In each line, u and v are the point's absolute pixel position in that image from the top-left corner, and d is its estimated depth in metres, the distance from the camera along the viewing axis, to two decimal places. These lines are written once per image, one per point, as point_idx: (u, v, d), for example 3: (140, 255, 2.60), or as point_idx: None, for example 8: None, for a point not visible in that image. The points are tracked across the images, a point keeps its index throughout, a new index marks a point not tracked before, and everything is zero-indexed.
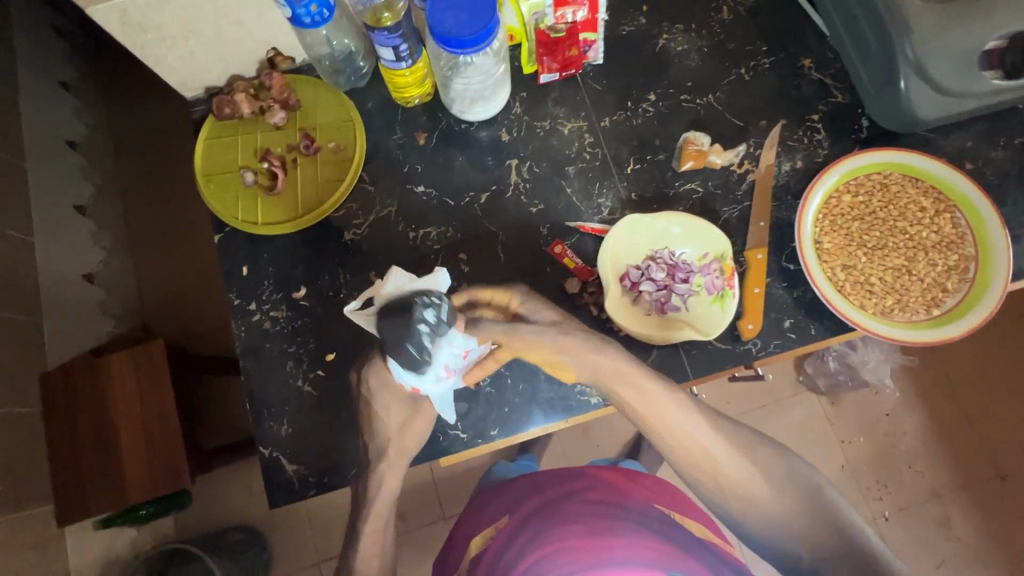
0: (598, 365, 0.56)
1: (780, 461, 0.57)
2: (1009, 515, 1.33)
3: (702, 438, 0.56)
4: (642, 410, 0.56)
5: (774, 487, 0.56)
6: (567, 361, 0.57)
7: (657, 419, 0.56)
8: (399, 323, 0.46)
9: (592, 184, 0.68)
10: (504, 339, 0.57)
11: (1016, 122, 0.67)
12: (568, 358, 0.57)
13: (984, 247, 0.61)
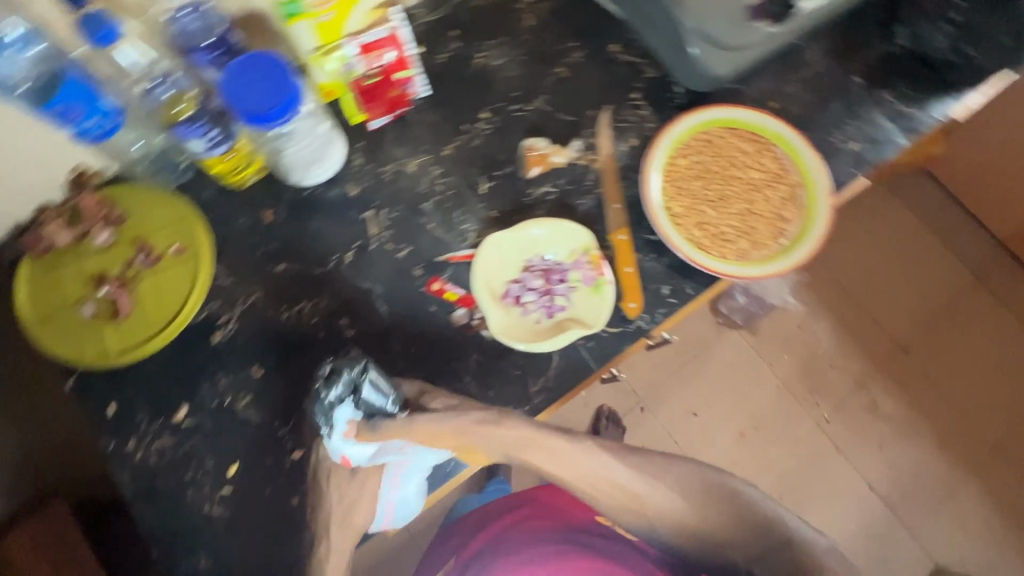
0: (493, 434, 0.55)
1: (691, 469, 0.58)
2: (915, 380, 1.59)
3: (613, 474, 0.57)
4: (548, 461, 0.56)
5: (683, 498, 0.57)
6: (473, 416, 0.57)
7: (559, 469, 0.57)
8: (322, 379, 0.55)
9: (452, 214, 0.68)
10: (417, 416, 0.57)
11: (798, 58, 0.76)
12: (477, 440, 0.55)
13: (806, 174, 0.68)
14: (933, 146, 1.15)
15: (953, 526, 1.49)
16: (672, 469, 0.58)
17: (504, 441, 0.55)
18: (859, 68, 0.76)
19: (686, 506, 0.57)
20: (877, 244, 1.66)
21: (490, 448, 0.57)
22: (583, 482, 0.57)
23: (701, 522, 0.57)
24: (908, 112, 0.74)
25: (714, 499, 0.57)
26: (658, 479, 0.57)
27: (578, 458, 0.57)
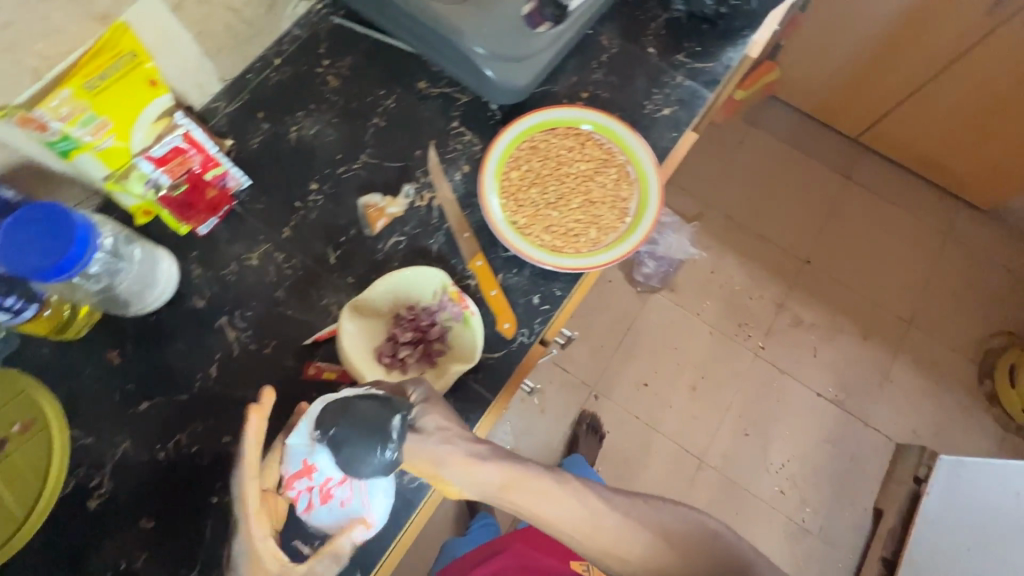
0: (478, 473, 0.57)
1: (678, 513, 0.63)
2: (824, 283, 1.71)
3: (605, 522, 0.60)
4: (535, 503, 0.59)
5: (672, 543, 0.61)
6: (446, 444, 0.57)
7: (545, 509, 0.59)
8: (371, 435, 0.48)
9: (308, 293, 0.67)
10: None
11: (593, 45, 0.80)
12: (452, 472, 0.57)
13: (628, 151, 0.72)
14: None
15: (898, 403, 1.60)
16: (661, 515, 0.63)
17: (492, 485, 0.58)
18: (651, 40, 0.81)
19: (675, 552, 0.61)
20: (750, 175, 1.80)
21: (468, 483, 0.58)
22: (572, 528, 0.59)
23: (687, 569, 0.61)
24: (705, 67, 0.80)
25: (696, 540, 0.63)
26: (650, 528, 0.61)
27: (570, 505, 0.59)
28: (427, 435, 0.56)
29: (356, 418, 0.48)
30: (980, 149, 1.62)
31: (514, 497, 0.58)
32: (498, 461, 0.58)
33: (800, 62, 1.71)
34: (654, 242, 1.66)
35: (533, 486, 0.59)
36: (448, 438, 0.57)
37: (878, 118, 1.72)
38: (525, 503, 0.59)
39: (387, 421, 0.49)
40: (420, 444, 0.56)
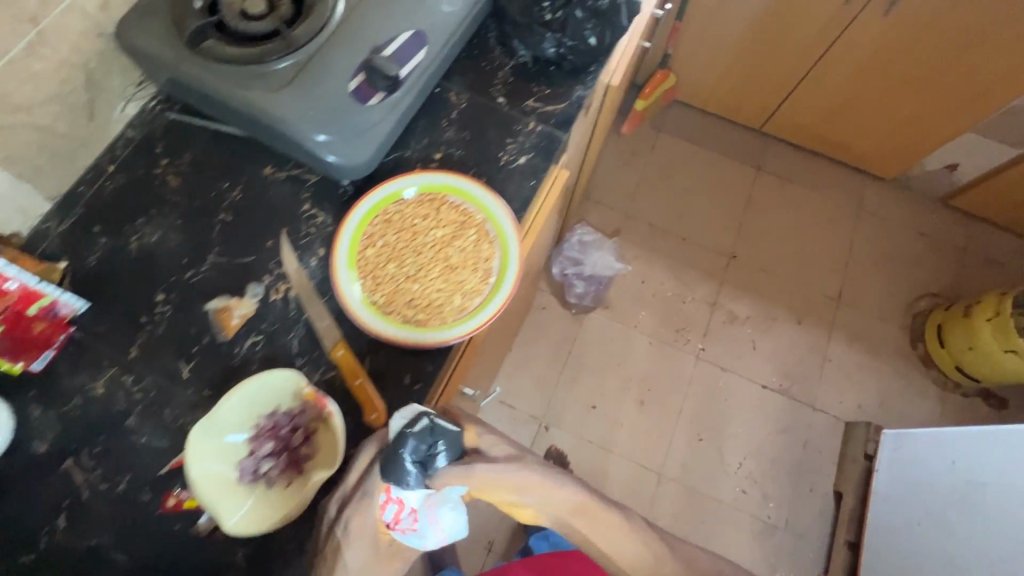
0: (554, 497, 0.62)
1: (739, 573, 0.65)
2: (753, 275, 1.73)
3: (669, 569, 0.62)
4: (599, 537, 0.62)
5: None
6: (524, 474, 0.62)
7: (611, 544, 0.62)
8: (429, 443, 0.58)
9: (163, 415, 0.62)
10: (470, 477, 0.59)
11: (441, 103, 0.79)
12: (530, 497, 0.61)
13: (483, 209, 0.70)
14: None
15: (840, 381, 1.63)
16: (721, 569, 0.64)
17: (565, 510, 0.62)
18: (499, 89, 0.80)
19: None
20: (664, 181, 1.83)
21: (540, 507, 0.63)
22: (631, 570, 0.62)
23: None
24: (556, 108, 0.79)
25: None
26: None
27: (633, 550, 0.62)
28: (507, 466, 0.60)
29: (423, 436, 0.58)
30: (870, 125, 1.68)
31: (582, 528, 0.62)
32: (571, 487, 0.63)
33: (692, 66, 1.76)
34: (580, 262, 1.66)
35: (596, 514, 0.63)
36: (528, 467, 0.62)
37: (775, 107, 1.78)
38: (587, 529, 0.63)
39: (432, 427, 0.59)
40: (504, 471, 0.61)
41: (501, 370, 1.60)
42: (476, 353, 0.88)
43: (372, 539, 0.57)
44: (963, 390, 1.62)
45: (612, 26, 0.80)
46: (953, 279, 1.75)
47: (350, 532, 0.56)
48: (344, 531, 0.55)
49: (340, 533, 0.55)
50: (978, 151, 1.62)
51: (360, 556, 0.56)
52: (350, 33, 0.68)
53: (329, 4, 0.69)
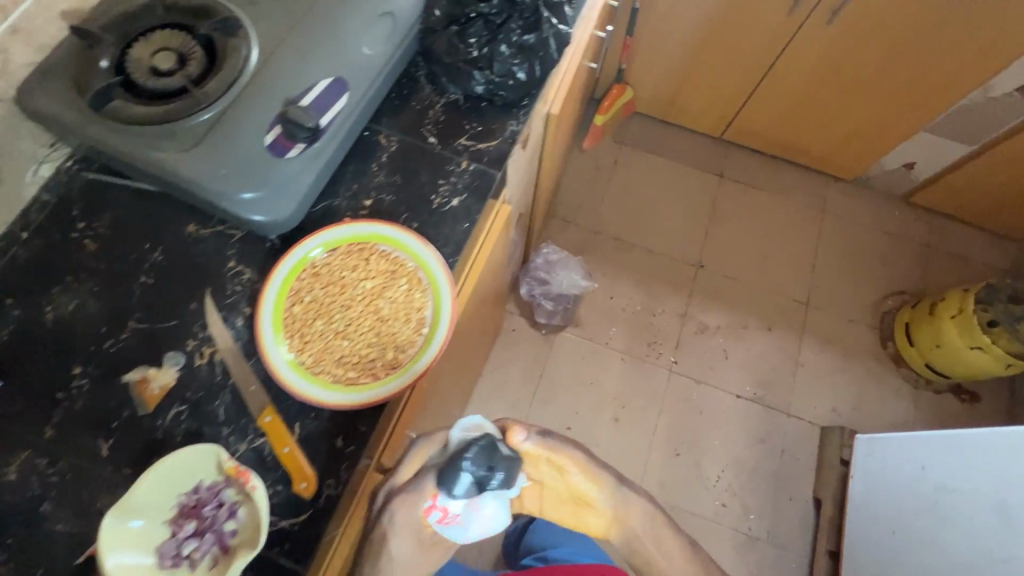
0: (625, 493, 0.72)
1: None
2: (721, 284, 1.73)
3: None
4: (651, 541, 0.71)
5: None
6: (601, 470, 0.71)
7: (660, 551, 0.71)
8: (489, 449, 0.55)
9: (81, 499, 0.59)
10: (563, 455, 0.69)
11: (371, 146, 0.77)
12: (603, 493, 0.71)
13: (414, 257, 0.68)
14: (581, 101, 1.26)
15: (814, 385, 1.62)
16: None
17: (631, 509, 0.71)
18: (429, 129, 0.79)
19: None
20: (629, 194, 1.83)
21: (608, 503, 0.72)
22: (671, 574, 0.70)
23: None
24: (488, 145, 0.78)
25: None
26: None
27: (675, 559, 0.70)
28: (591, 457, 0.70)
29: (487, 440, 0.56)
30: (826, 128, 1.69)
31: (638, 531, 0.71)
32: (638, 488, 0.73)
33: (647, 79, 1.76)
34: (548, 281, 1.63)
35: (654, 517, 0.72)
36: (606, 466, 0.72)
37: (733, 115, 1.78)
38: (646, 532, 0.71)
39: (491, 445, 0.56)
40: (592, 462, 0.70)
41: (473, 396, 1.58)
42: (428, 398, 0.86)
43: (417, 531, 0.58)
44: (935, 386, 1.62)
45: (541, 58, 0.79)
46: (919, 276, 1.76)
47: (396, 524, 0.56)
48: (388, 520, 0.56)
49: (386, 524, 0.56)
50: (933, 149, 1.63)
51: (405, 546, 0.57)
52: (263, 85, 0.67)
53: (242, 53, 0.67)
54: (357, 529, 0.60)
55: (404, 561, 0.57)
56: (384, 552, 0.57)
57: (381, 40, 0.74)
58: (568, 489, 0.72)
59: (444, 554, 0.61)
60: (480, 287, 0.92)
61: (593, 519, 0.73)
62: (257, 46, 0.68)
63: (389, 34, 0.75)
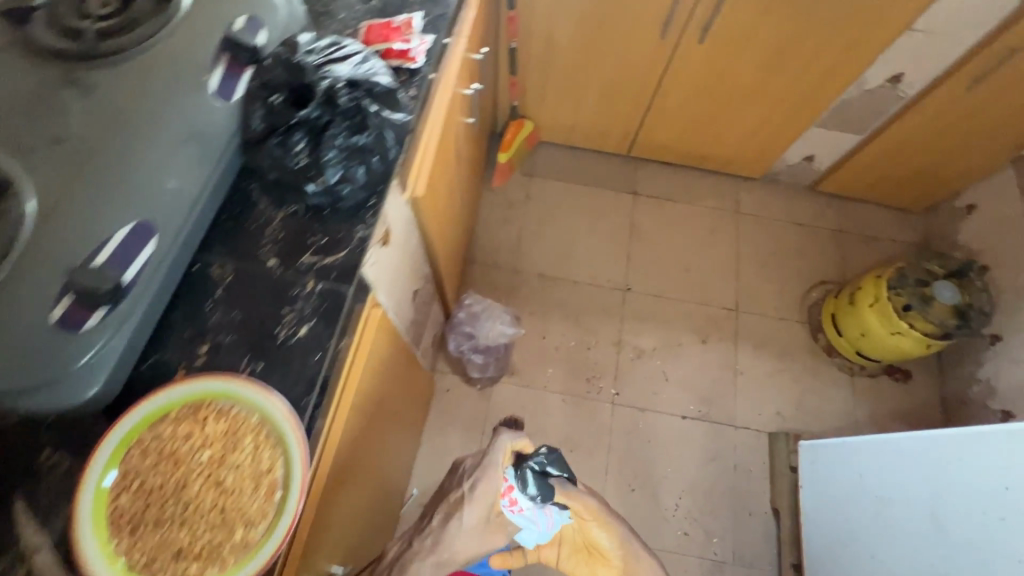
0: (635, 554, 0.95)
1: None
2: (651, 304, 1.71)
3: None
4: None
5: None
6: (619, 530, 0.95)
7: None
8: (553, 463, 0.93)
9: None
10: (591, 507, 0.95)
11: (204, 280, 0.70)
12: (615, 546, 0.95)
13: (259, 408, 0.61)
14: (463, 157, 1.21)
15: (757, 391, 1.62)
16: None
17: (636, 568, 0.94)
18: (269, 248, 0.71)
19: None
20: (547, 227, 1.79)
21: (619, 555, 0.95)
22: None
23: None
24: (335, 259, 0.71)
25: None
26: None
27: None
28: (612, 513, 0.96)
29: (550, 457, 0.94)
30: (725, 135, 1.70)
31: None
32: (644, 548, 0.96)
33: (544, 109, 1.72)
34: (474, 335, 1.55)
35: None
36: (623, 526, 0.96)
37: (634, 133, 1.77)
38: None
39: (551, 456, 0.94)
40: (612, 519, 0.96)
41: (416, 468, 1.50)
42: (324, 531, 0.78)
43: (482, 506, 0.89)
44: (869, 370, 1.65)
45: (379, 156, 0.73)
46: (838, 263, 1.79)
47: (475, 493, 0.89)
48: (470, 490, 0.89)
49: (466, 490, 0.89)
50: (827, 142, 1.66)
51: (473, 510, 0.88)
52: (35, 250, 0.56)
53: (13, 214, 0.57)
54: (444, 493, 0.94)
55: (469, 523, 0.88)
56: (458, 512, 0.88)
57: (189, 166, 0.67)
58: (590, 534, 0.96)
59: (498, 539, 0.90)
60: (366, 395, 0.84)
61: (604, 569, 0.96)
62: (33, 198, 0.58)
63: (201, 158, 0.69)
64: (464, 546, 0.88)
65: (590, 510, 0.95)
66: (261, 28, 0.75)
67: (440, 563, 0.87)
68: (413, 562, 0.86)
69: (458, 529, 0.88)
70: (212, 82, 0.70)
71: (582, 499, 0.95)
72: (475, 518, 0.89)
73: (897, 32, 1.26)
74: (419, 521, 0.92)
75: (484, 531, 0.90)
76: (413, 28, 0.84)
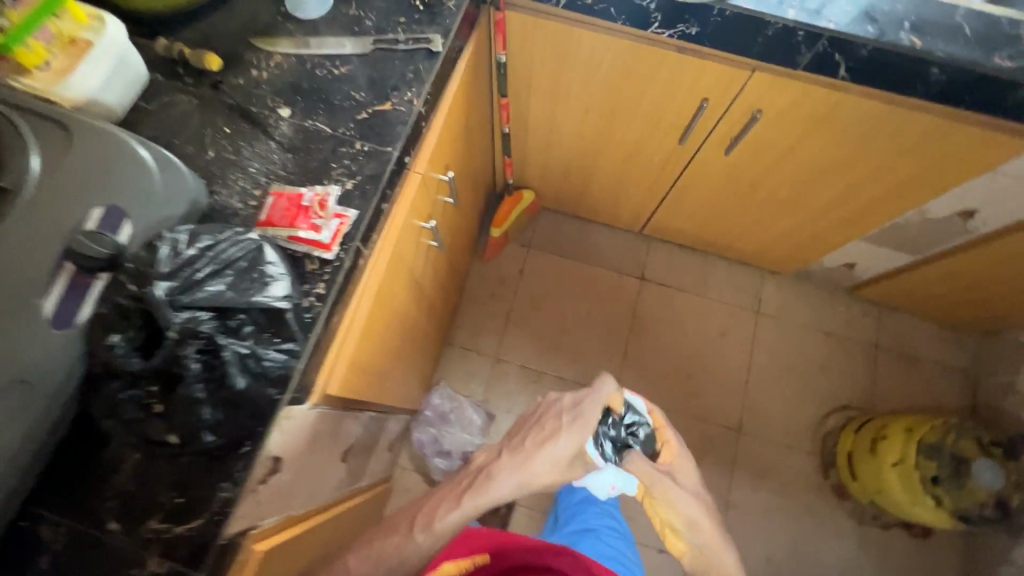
0: (718, 551, 0.85)
1: None
2: None
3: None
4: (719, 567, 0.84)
5: None
6: (685, 502, 0.87)
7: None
8: (636, 416, 0.95)
9: None
10: (656, 479, 0.87)
11: (29, 542, 0.57)
12: (680, 520, 0.86)
13: None
14: (422, 283, 1.05)
15: (747, 530, 1.45)
16: None
17: (718, 568, 0.84)
18: (112, 504, 0.58)
19: None
20: (537, 310, 1.62)
21: (688, 527, 0.86)
22: None
23: None
24: (189, 528, 0.58)
25: None
26: None
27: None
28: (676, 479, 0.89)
29: (630, 406, 0.96)
30: (752, 232, 1.46)
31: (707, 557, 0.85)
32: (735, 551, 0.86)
33: (546, 183, 1.52)
34: (439, 439, 1.43)
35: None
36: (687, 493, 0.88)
37: (647, 217, 1.55)
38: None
39: (641, 418, 0.95)
40: (675, 491, 0.87)
41: None
42: None
43: (577, 442, 0.83)
44: (883, 521, 1.44)
45: (256, 403, 0.59)
46: (866, 387, 1.56)
47: (574, 426, 0.84)
48: (573, 417, 0.85)
49: (567, 419, 0.84)
50: (873, 256, 1.41)
51: (569, 440, 0.83)
52: None
53: None
54: (540, 414, 0.89)
55: (563, 450, 0.82)
56: (553, 438, 0.83)
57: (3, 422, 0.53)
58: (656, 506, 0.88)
59: (574, 477, 0.84)
60: None
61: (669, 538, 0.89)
62: None
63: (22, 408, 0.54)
64: (548, 475, 0.82)
65: (656, 485, 0.87)
66: (125, 219, 0.60)
67: (522, 484, 0.80)
68: (499, 473, 0.80)
69: (550, 453, 0.82)
70: (46, 306, 0.56)
71: (643, 467, 0.87)
72: (574, 442, 0.83)
73: (976, 174, 1.00)
74: (512, 433, 0.88)
75: (576, 464, 0.84)
76: (328, 205, 0.67)
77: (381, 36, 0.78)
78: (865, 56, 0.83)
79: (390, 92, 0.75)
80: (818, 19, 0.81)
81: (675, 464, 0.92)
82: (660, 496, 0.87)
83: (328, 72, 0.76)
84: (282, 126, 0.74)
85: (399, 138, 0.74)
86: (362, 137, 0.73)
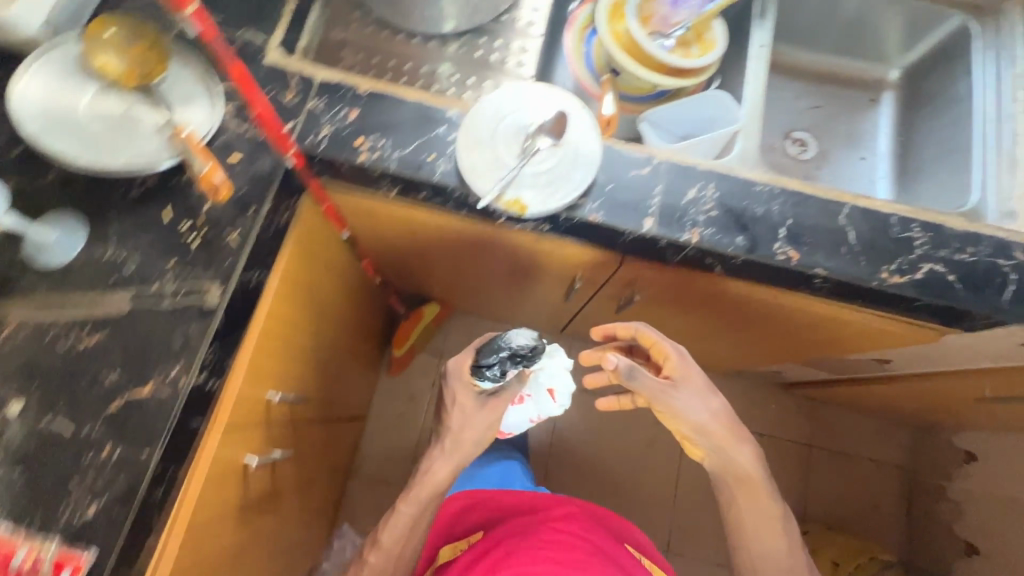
0: (732, 455, 0.80)
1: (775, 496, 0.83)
2: None
3: (760, 468, 0.82)
4: (725, 465, 0.82)
5: (777, 505, 0.82)
6: (696, 399, 0.78)
7: (755, 477, 0.81)
8: (511, 337, 0.80)
9: None
10: (654, 394, 0.78)
11: None
12: (690, 431, 0.80)
13: None
14: (273, 494, 0.92)
15: None
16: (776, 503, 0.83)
17: (734, 466, 0.81)
18: None
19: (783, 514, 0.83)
20: None
21: (700, 432, 0.79)
22: (768, 490, 0.82)
23: (784, 516, 0.83)
24: None
25: (784, 521, 0.83)
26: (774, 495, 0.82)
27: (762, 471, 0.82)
28: (673, 386, 0.78)
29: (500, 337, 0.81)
30: None
31: (724, 457, 0.81)
32: (750, 447, 0.81)
33: (447, 297, 1.37)
34: None
35: (776, 504, 0.82)
36: (690, 390, 0.78)
37: (563, 324, 1.42)
38: (734, 486, 0.82)
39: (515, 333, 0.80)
40: (674, 397, 0.78)
41: None
42: None
43: (475, 401, 0.86)
44: None
45: None
46: (798, 493, 1.48)
47: (457, 385, 0.86)
48: (450, 380, 0.86)
49: (448, 380, 0.86)
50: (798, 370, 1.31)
51: (469, 410, 0.86)
52: None
53: None
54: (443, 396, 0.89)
55: (478, 419, 0.86)
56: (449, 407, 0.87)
57: None
58: (660, 416, 0.82)
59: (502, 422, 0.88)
60: None
61: (691, 445, 0.83)
62: None
63: None
64: (468, 445, 0.86)
65: (649, 397, 0.78)
66: None
67: (453, 459, 0.86)
68: (432, 464, 0.86)
69: (463, 429, 0.85)
70: None
71: (650, 384, 0.77)
72: (470, 399, 0.86)
73: (884, 344, 0.88)
74: (437, 414, 0.90)
75: (490, 402, 0.86)
76: (48, 565, 0.55)
77: (144, 288, 0.64)
78: (737, 265, 0.70)
79: (151, 371, 0.61)
80: (679, 229, 0.68)
81: (682, 373, 0.79)
82: (660, 406, 0.78)
83: (74, 346, 0.61)
84: (12, 428, 0.59)
85: (161, 436, 0.60)
86: (113, 439, 0.59)
